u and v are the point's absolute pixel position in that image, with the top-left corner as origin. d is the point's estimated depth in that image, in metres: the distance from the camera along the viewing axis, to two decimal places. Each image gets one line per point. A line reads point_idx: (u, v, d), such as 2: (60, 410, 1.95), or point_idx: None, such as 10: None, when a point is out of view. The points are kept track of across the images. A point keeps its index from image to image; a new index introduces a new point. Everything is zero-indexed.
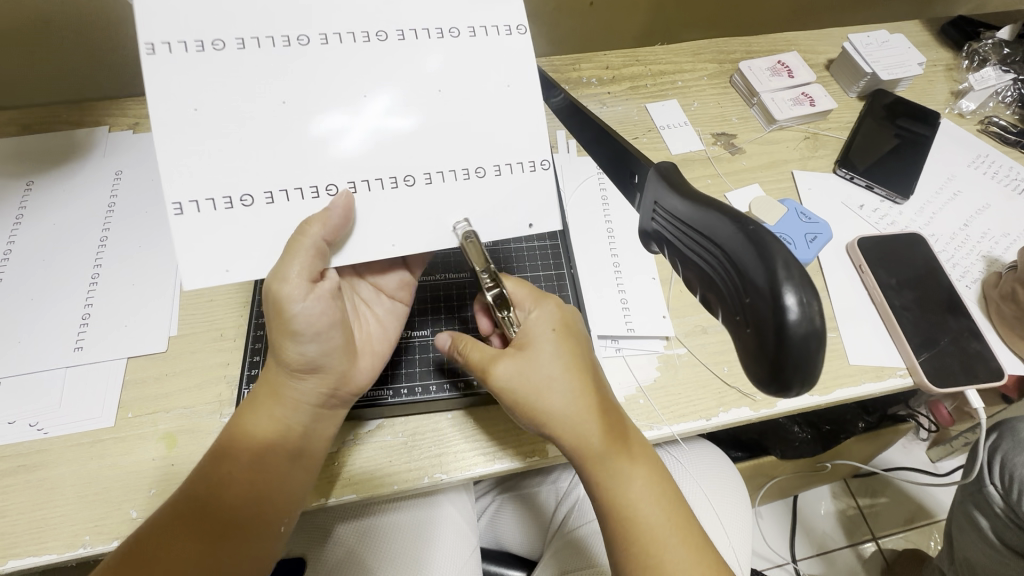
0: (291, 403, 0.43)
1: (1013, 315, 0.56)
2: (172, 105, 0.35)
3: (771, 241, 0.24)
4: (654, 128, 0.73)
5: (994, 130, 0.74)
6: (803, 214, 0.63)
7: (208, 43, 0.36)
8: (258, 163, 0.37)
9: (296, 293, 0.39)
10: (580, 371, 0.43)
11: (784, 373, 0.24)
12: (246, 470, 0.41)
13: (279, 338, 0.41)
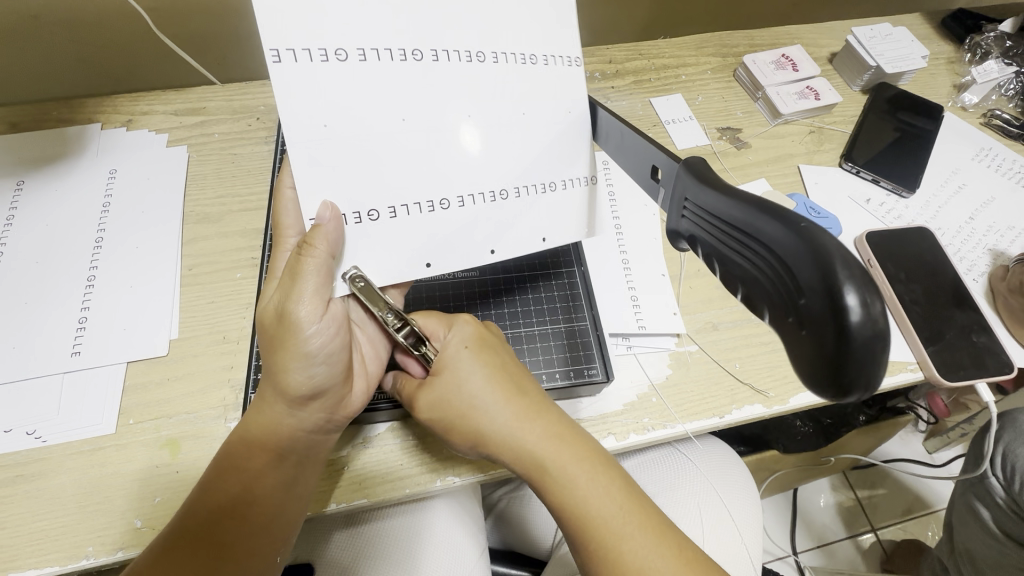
0: (287, 423, 0.42)
1: (1020, 307, 0.57)
2: (295, 123, 0.35)
3: (824, 236, 0.23)
4: (659, 122, 0.72)
5: (997, 123, 0.74)
6: (813, 209, 0.62)
7: (283, 52, 0.34)
8: (326, 186, 0.37)
9: (307, 313, 0.39)
10: (501, 380, 0.43)
11: (847, 376, 0.23)
12: (245, 490, 0.40)
13: (285, 361, 0.40)
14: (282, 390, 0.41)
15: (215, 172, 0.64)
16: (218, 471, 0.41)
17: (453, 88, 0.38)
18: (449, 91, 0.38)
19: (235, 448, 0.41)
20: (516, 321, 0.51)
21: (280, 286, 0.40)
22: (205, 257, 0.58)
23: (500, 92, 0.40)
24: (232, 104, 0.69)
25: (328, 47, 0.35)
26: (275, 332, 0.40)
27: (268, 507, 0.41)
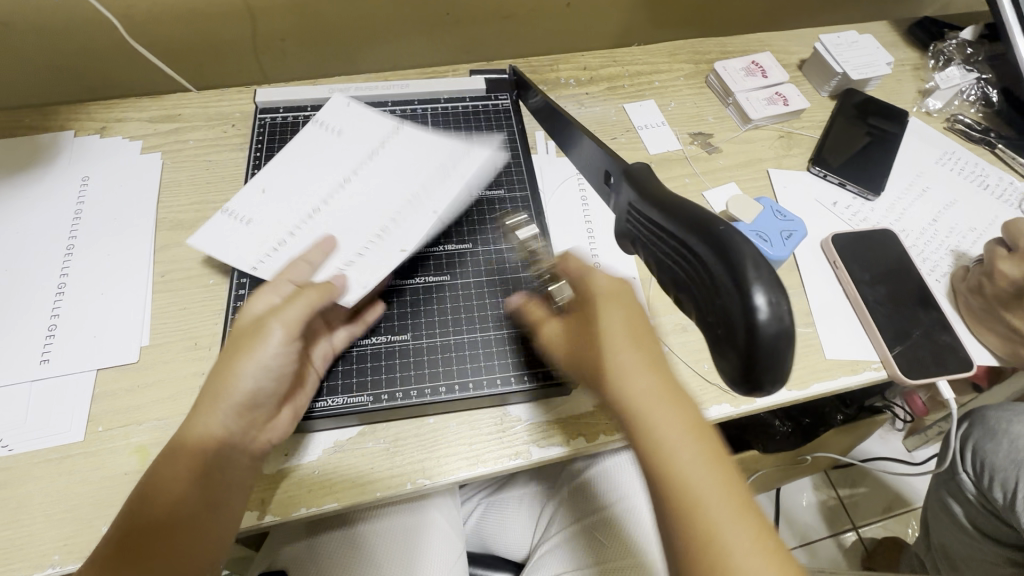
0: (220, 426, 0.42)
1: (979, 306, 0.58)
2: (262, 238, 0.53)
3: (738, 239, 0.24)
4: (632, 128, 0.73)
5: (960, 128, 0.76)
6: (779, 212, 0.61)
7: (237, 213, 0.54)
8: (307, 262, 0.48)
9: (281, 331, 0.42)
10: (638, 328, 0.38)
11: (759, 373, 0.24)
12: (171, 499, 0.40)
13: (234, 371, 0.42)
14: (227, 399, 0.42)
15: (189, 179, 0.64)
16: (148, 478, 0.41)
17: (359, 172, 0.56)
18: (355, 175, 0.56)
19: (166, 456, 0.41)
20: (487, 326, 0.53)
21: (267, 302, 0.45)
22: (178, 264, 0.58)
23: (393, 162, 0.57)
24: (207, 111, 0.70)
25: (265, 193, 0.55)
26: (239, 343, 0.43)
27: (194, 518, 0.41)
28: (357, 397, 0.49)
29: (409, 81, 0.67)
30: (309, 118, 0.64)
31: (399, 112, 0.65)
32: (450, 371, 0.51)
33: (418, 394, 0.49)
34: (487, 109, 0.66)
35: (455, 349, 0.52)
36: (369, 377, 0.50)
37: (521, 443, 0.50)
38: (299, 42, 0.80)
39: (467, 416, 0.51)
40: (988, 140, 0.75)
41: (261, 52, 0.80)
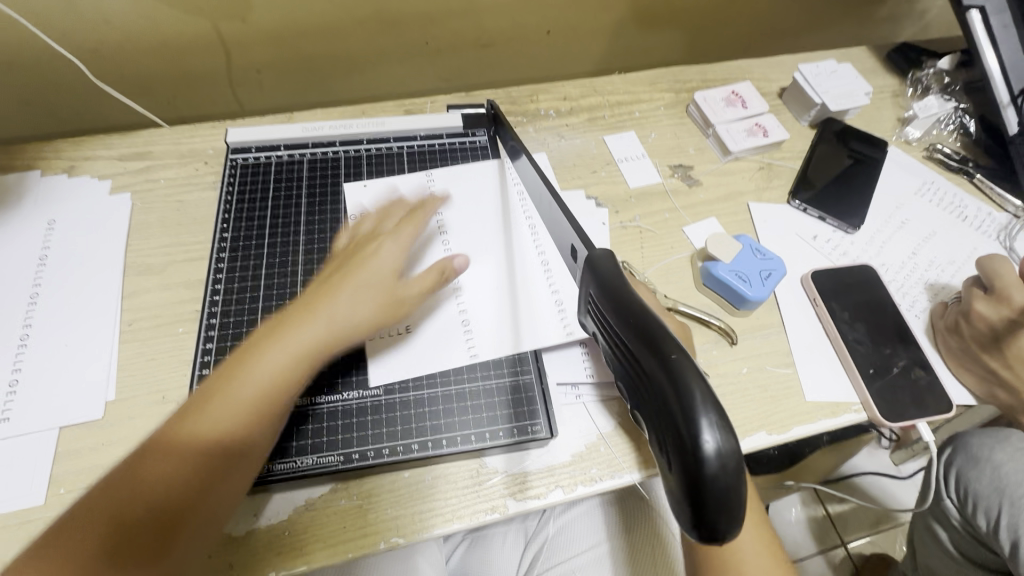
0: (267, 369, 0.43)
1: (959, 348, 0.58)
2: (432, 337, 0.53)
3: (690, 374, 0.28)
4: (612, 161, 0.72)
5: (939, 157, 0.76)
6: (758, 250, 0.61)
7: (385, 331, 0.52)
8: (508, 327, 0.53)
9: (364, 295, 0.48)
10: None
11: (708, 509, 0.27)
12: (210, 449, 0.41)
13: (302, 325, 0.45)
14: (292, 347, 0.45)
15: (159, 221, 0.62)
16: (185, 419, 0.41)
17: (464, 230, 0.59)
18: (463, 234, 0.58)
19: (204, 399, 0.42)
20: (460, 376, 0.52)
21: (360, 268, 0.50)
22: (146, 311, 0.56)
23: (471, 210, 0.60)
24: (179, 148, 0.68)
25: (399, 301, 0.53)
26: (322, 315, 0.46)
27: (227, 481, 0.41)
28: (328, 457, 0.48)
29: (385, 118, 0.66)
30: (283, 158, 0.63)
31: (374, 150, 0.64)
32: (423, 427, 0.50)
33: (391, 452, 0.48)
34: (464, 146, 0.66)
35: (427, 403, 0.50)
36: (340, 436, 0.49)
37: (497, 496, 0.49)
38: (277, 73, 0.78)
39: (441, 471, 0.49)
40: (966, 169, 0.75)
41: (237, 84, 0.78)
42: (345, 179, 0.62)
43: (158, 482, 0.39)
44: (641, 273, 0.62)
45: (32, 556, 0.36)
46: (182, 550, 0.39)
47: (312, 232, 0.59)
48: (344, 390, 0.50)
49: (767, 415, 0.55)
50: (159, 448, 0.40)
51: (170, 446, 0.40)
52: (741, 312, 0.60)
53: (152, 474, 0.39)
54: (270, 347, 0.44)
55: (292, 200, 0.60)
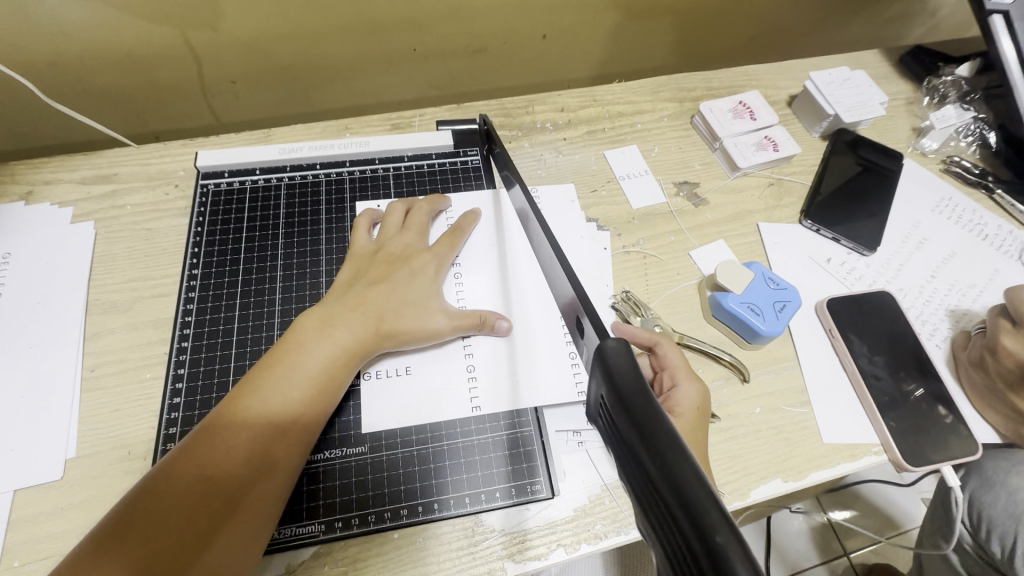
0: (306, 370, 0.43)
1: (983, 384, 0.54)
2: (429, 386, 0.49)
3: (726, 538, 0.18)
4: (613, 178, 0.68)
5: (957, 170, 0.72)
6: (772, 279, 0.57)
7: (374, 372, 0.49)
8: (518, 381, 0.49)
9: (396, 312, 0.47)
10: None
11: None
12: (267, 431, 0.40)
13: (341, 327, 0.45)
14: (333, 353, 0.44)
15: (126, 252, 0.58)
16: (237, 403, 0.40)
17: (465, 268, 0.55)
18: (463, 273, 0.54)
19: (257, 383, 0.42)
20: (453, 430, 0.47)
21: (393, 285, 0.49)
22: (111, 355, 0.52)
23: (472, 246, 0.56)
24: (147, 169, 0.63)
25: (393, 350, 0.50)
26: (370, 300, 0.47)
27: (284, 465, 0.40)
28: (308, 526, 0.43)
29: (369, 137, 0.61)
30: (258, 183, 0.58)
31: (357, 173, 0.59)
32: (413, 489, 0.45)
33: (377, 519, 0.43)
34: (455, 167, 0.61)
35: (417, 462, 0.46)
36: (322, 501, 0.44)
37: (495, 558, 0.43)
38: (254, 84, 0.73)
39: (432, 532, 0.44)
40: (986, 184, 0.71)
41: (211, 96, 0.73)
42: (327, 206, 0.57)
43: (211, 464, 0.38)
44: (646, 304, 0.58)
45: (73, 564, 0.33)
46: (237, 540, 0.37)
47: (291, 266, 0.53)
48: (326, 449, 0.46)
49: (782, 460, 0.51)
50: (213, 435, 0.39)
51: (226, 430, 0.39)
52: (752, 346, 0.57)
53: (211, 459, 0.38)
54: (322, 329, 0.45)
55: (268, 229, 0.55)
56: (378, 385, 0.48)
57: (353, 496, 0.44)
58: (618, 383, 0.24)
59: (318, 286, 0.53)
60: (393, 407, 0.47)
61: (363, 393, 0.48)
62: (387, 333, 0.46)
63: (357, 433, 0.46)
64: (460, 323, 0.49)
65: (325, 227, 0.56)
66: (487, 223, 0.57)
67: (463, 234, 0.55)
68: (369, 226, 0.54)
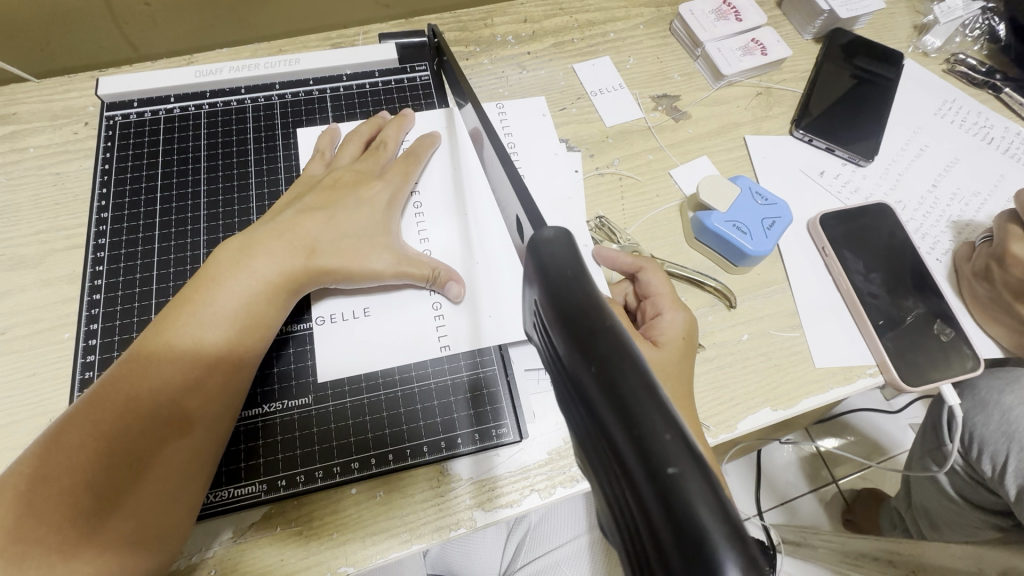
0: (228, 305, 0.37)
1: (988, 296, 0.50)
2: (384, 328, 0.43)
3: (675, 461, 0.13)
4: (584, 94, 0.61)
5: (962, 70, 0.66)
6: (759, 193, 0.51)
7: (325, 317, 0.43)
8: (481, 316, 0.44)
9: (336, 242, 0.42)
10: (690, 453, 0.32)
11: None
12: (179, 384, 0.35)
13: (266, 256, 0.39)
14: (260, 284, 0.38)
15: (32, 200, 0.51)
16: (142, 353, 0.35)
17: (424, 197, 0.48)
18: (422, 203, 0.48)
19: (163, 328, 0.36)
20: (406, 376, 0.43)
21: (334, 212, 0.43)
22: (23, 316, 0.46)
23: (429, 173, 0.50)
24: (51, 106, 0.55)
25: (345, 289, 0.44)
26: (302, 229, 0.41)
27: (205, 422, 0.35)
28: (248, 486, 0.39)
29: (300, 54, 0.53)
30: (173, 113, 0.50)
31: (289, 97, 0.52)
32: (364, 441, 0.41)
33: (324, 475, 0.39)
34: (401, 86, 0.54)
35: (369, 412, 0.41)
36: (262, 460, 0.39)
37: (463, 508, 0.40)
38: (171, 5, 0.62)
39: (392, 484, 0.40)
40: (992, 83, 0.65)
41: (124, 21, 0.63)
42: (255, 135, 0.50)
43: (122, 414, 0.33)
44: (622, 230, 0.53)
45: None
46: (164, 493, 0.34)
47: (215, 205, 0.47)
48: (264, 402, 0.41)
49: (772, 389, 0.48)
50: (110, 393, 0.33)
51: (127, 383, 0.34)
52: (739, 269, 0.52)
53: (110, 417, 0.33)
54: (240, 261, 0.39)
55: (188, 164, 0.48)
56: (329, 332, 0.43)
57: (299, 452, 0.40)
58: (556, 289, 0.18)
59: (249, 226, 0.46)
60: (347, 351, 0.43)
61: (312, 338, 0.43)
62: (321, 268, 0.41)
63: (299, 384, 0.42)
64: (412, 262, 0.43)
65: (255, 159, 0.49)
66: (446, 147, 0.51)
67: (418, 159, 0.48)
68: (322, 151, 0.48)
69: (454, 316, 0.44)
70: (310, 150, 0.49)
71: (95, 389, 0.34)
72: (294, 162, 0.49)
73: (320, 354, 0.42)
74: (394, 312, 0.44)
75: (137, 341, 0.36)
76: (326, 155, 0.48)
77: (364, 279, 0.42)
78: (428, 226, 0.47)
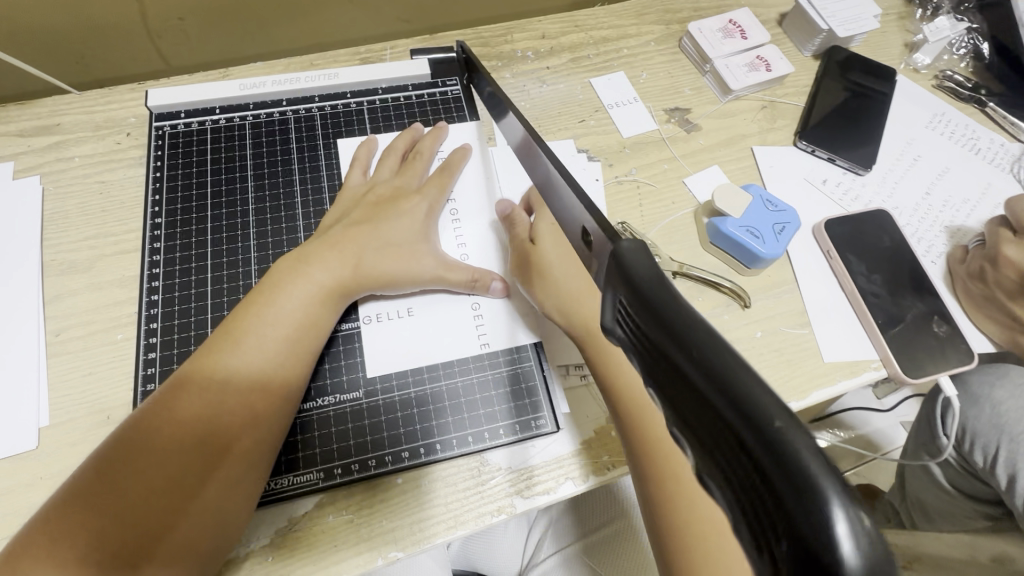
0: (275, 331, 0.40)
1: (980, 293, 0.54)
2: (427, 327, 0.46)
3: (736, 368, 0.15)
4: (601, 107, 0.64)
5: (950, 85, 0.70)
6: (770, 201, 0.55)
7: (373, 316, 0.46)
8: (519, 316, 0.48)
9: (383, 251, 0.45)
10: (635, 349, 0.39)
11: None
12: (247, 382, 0.38)
13: (323, 260, 0.43)
14: (306, 305, 0.41)
15: (80, 208, 0.53)
16: (192, 376, 0.37)
17: (460, 205, 0.52)
18: (459, 210, 0.51)
19: (232, 332, 0.39)
20: (449, 370, 0.45)
21: (382, 224, 0.46)
22: (77, 318, 0.48)
23: (464, 184, 0.53)
24: (93, 117, 0.57)
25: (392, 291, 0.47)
26: (354, 238, 0.45)
27: (246, 448, 0.37)
28: (305, 475, 0.41)
29: (337, 69, 0.56)
30: (219, 123, 0.53)
31: (329, 109, 0.55)
32: (411, 431, 0.43)
33: (377, 463, 0.42)
34: (434, 99, 0.57)
35: (415, 405, 0.44)
36: (316, 450, 0.42)
37: (503, 495, 0.43)
38: (205, 19, 0.64)
39: (438, 473, 0.43)
40: (978, 98, 0.69)
41: (158, 35, 0.64)
42: (298, 144, 0.53)
43: (170, 438, 0.35)
44: (642, 234, 0.56)
45: (38, 523, 0.32)
46: (203, 518, 0.34)
47: (263, 211, 0.50)
48: (318, 396, 0.43)
49: (786, 383, 0.51)
50: (160, 415, 0.36)
51: (198, 380, 0.37)
52: (752, 271, 0.55)
53: (167, 427, 0.35)
54: (300, 269, 0.42)
55: (235, 171, 0.51)
56: (375, 330, 0.46)
57: (352, 441, 0.42)
58: (748, 445, 0.13)
59: (296, 230, 0.49)
60: (395, 350, 0.45)
61: (361, 336, 0.45)
62: (371, 274, 0.44)
63: (350, 379, 0.44)
64: (455, 271, 0.46)
65: (298, 167, 0.52)
66: (480, 160, 0.54)
67: (453, 172, 0.51)
68: (363, 161, 0.51)
69: (494, 318, 0.48)
70: (351, 159, 0.52)
71: (150, 403, 0.37)
72: (341, 171, 0.52)
73: (369, 349, 0.45)
74: (437, 313, 0.47)
75: (189, 365, 0.38)
76: (366, 164, 0.51)
77: (410, 283, 0.45)
78: (464, 233, 0.50)
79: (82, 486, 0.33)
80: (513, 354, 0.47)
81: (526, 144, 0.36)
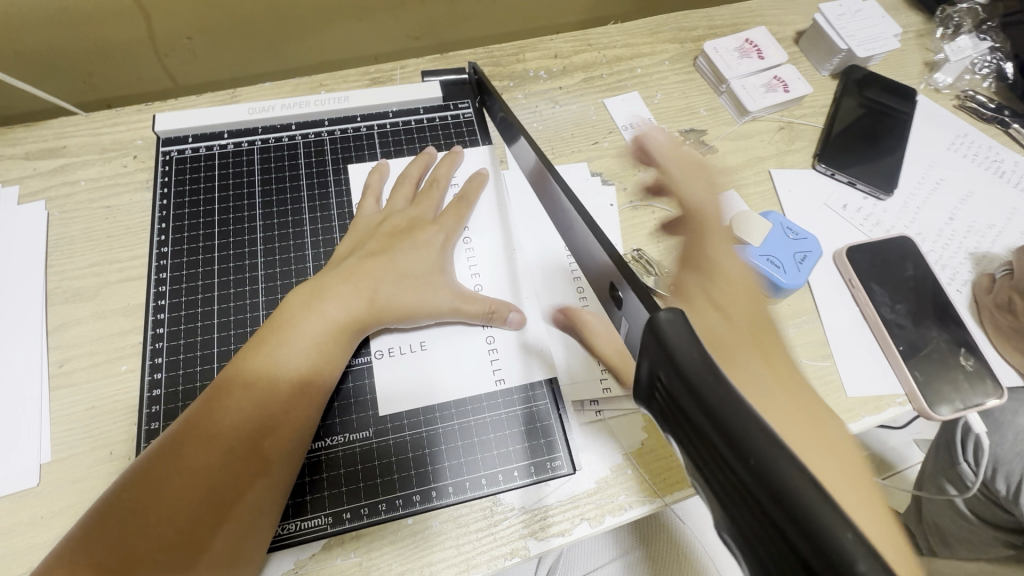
0: (288, 367, 0.39)
1: (1010, 326, 0.53)
2: (439, 362, 0.45)
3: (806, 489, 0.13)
4: (615, 128, 0.63)
5: (972, 106, 0.69)
6: (791, 229, 0.54)
7: (384, 350, 0.45)
8: (534, 350, 0.46)
9: (397, 284, 0.44)
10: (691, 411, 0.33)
11: None
12: (261, 421, 0.37)
13: (338, 295, 0.42)
14: (320, 341, 0.40)
15: (85, 233, 0.52)
16: (203, 416, 0.36)
17: (474, 233, 0.50)
18: (474, 238, 0.50)
19: (245, 370, 0.38)
20: (462, 410, 0.44)
21: (397, 257, 0.45)
22: (81, 348, 0.47)
23: (478, 210, 0.51)
24: (99, 139, 0.56)
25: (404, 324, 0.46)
26: (368, 271, 0.43)
27: (258, 491, 0.36)
28: (314, 519, 0.40)
29: (347, 91, 0.55)
30: (227, 148, 0.52)
31: (338, 133, 0.54)
32: (423, 473, 0.42)
33: (388, 507, 0.41)
34: (445, 122, 0.56)
35: (427, 444, 0.43)
36: (326, 493, 0.41)
37: (516, 537, 0.41)
38: (214, 39, 0.63)
39: (449, 515, 0.41)
40: (1001, 119, 0.68)
41: (165, 54, 0.63)
42: (308, 170, 0.52)
43: (180, 483, 0.34)
44: (658, 262, 0.55)
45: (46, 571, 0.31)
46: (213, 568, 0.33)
47: (271, 240, 0.49)
48: (327, 436, 0.42)
49: None
50: (171, 458, 0.34)
51: (209, 420, 0.36)
52: (771, 300, 0.54)
53: (177, 471, 0.34)
54: (313, 303, 0.41)
55: (243, 201, 0.50)
56: (387, 365, 0.45)
57: (361, 483, 0.41)
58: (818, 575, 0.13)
59: (304, 260, 0.49)
60: (405, 386, 0.44)
61: (372, 372, 0.44)
62: (386, 308, 0.43)
63: (360, 418, 0.43)
64: (468, 304, 0.44)
65: (307, 194, 0.51)
66: (494, 185, 0.53)
67: (470, 202, 0.50)
68: (374, 190, 0.50)
69: (508, 353, 0.46)
70: (362, 187, 0.51)
71: (161, 444, 0.36)
72: (352, 199, 0.51)
73: (380, 384, 0.44)
74: (448, 347, 0.46)
75: (201, 403, 0.37)
76: (378, 193, 0.50)
77: (422, 317, 0.44)
78: (477, 262, 0.49)
79: (92, 533, 0.32)
80: (529, 389, 0.45)
81: (538, 171, 0.35)
